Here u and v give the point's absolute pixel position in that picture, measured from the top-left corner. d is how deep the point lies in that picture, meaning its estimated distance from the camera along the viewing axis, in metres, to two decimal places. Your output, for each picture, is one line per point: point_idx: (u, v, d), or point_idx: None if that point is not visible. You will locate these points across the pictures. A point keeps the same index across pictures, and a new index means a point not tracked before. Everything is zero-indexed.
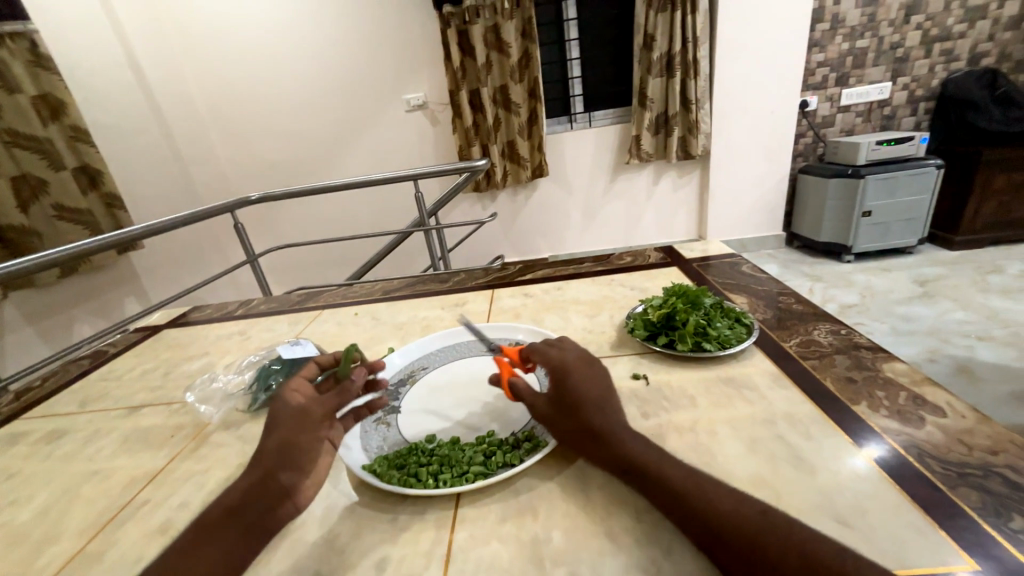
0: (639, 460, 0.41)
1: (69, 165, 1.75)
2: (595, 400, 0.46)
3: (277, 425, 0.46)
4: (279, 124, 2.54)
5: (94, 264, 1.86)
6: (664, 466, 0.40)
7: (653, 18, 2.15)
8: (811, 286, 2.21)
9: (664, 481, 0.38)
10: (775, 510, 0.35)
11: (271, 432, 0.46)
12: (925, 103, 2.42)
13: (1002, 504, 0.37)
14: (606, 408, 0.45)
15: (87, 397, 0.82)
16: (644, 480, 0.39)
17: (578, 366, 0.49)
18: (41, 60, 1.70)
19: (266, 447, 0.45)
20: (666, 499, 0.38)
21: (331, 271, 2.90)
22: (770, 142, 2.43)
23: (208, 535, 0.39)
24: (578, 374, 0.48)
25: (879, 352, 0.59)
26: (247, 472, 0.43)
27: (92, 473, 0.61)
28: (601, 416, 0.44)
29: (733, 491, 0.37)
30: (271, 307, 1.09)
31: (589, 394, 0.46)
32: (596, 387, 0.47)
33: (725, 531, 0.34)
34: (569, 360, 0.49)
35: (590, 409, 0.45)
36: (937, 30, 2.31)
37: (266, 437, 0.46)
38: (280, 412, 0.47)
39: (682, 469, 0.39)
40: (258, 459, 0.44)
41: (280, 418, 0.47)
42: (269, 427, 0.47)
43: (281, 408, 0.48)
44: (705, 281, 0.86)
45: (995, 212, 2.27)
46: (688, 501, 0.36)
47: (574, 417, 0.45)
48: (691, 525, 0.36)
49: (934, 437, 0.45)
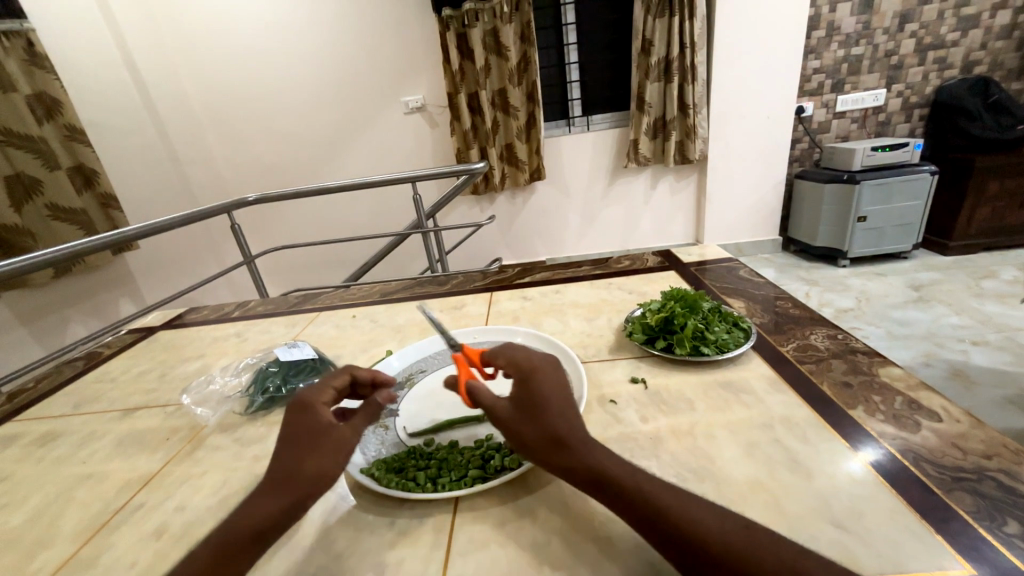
0: (613, 475, 0.39)
1: (64, 165, 1.75)
2: (563, 407, 0.42)
3: (311, 449, 0.41)
4: (277, 125, 2.53)
5: (89, 264, 1.85)
6: (641, 481, 0.38)
7: (651, 24, 2.17)
8: (807, 291, 2.23)
9: (642, 499, 0.37)
10: (758, 525, 0.35)
11: (304, 455, 0.41)
12: (919, 110, 2.45)
13: (997, 508, 0.37)
14: (572, 418, 0.42)
15: (81, 399, 0.81)
16: (619, 496, 0.38)
17: (546, 366, 0.45)
18: (36, 59, 1.70)
19: (300, 470, 0.40)
20: (643, 514, 0.36)
21: (328, 273, 2.89)
22: (766, 147, 2.45)
23: (230, 552, 0.37)
24: (545, 376, 0.44)
25: (875, 357, 0.59)
26: (271, 494, 0.39)
27: (87, 476, 0.60)
28: (568, 425, 0.41)
29: (714, 507, 0.36)
30: (268, 309, 1.08)
31: (557, 399, 0.42)
32: (564, 393, 0.43)
33: (712, 552, 0.33)
34: (537, 361, 0.45)
35: (559, 416, 0.42)
36: (931, 38, 2.34)
37: (297, 458, 0.41)
38: (315, 432, 0.42)
39: (658, 483, 0.38)
40: (287, 482, 0.40)
41: (315, 440, 0.42)
42: (298, 448, 0.41)
43: (314, 428, 0.43)
44: (703, 285, 0.86)
45: (989, 218, 2.30)
46: (669, 520, 0.35)
47: (540, 424, 0.41)
48: (672, 546, 0.34)
49: (929, 441, 0.45)
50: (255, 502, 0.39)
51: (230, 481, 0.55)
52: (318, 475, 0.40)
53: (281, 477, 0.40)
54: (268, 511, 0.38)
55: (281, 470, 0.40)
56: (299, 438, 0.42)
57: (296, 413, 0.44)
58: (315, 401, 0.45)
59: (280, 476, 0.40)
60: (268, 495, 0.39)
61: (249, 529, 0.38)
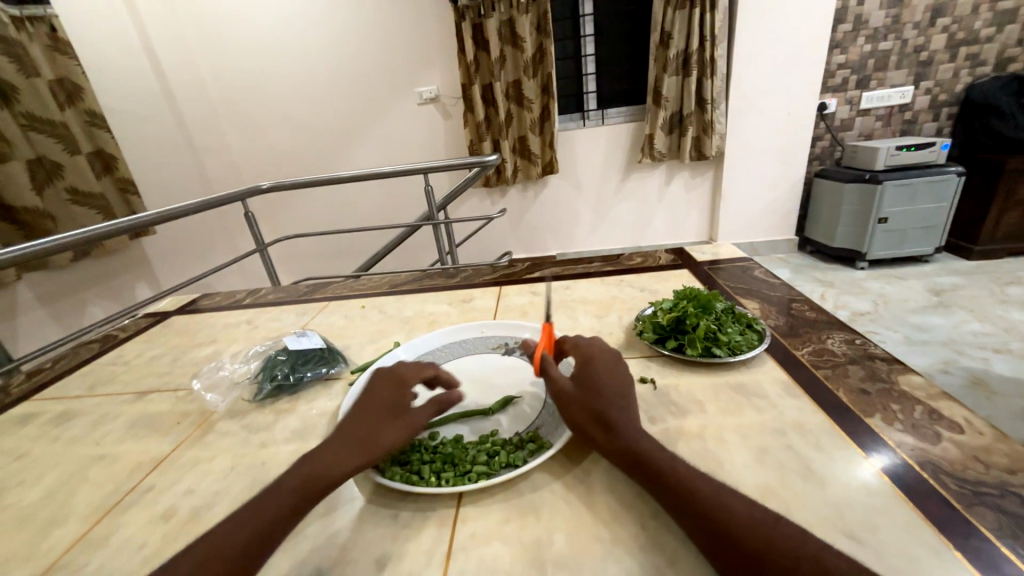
0: (651, 457, 0.40)
1: (84, 150, 1.77)
2: (612, 389, 0.46)
3: (392, 422, 0.47)
4: (291, 114, 2.54)
5: (107, 248, 1.89)
6: (677, 466, 0.39)
7: (671, 16, 2.12)
8: (823, 292, 2.18)
9: (676, 482, 0.38)
10: (787, 519, 0.34)
11: (385, 426, 0.47)
12: (948, 108, 2.37)
13: (1020, 525, 0.36)
14: (622, 403, 0.45)
15: (96, 381, 0.83)
16: (654, 478, 0.39)
17: (606, 358, 0.50)
18: (59, 45, 1.72)
19: (377, 437, 0.46)
20: (673, 496, 0.37)
21: (339, 263, 2.91)
22: (785, 145, 2.39)
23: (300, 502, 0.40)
24: (601, 364, 0.49)
25: (894, 364, 0.57)
26: (344, 450, 0.44)
27: (100, 457, 0.61)
28: (616, 405, 0.45)
29: (745, 498, 0.36)
30: (279, 297, 1.09)
31: (605, 382, 0.47)
32: (619, 379, 0.48)
33: (736, 536, 0.33)
34: (601, 353, 0.50)
35: (606, 395, 0.45)
36: (963, 33, 2.25)
37: (378, 426, 0.47)
38: (399, 408, 0.49)
39: (690, 470, 0.39)
40: (362, 443, 0.45)
41: (396, 415, 0.48)
42: (382, 417, 0.48)
43: (399, 403, 0.49)
44: (716, 285, 0.84)
45: (1017, 222, 2.22)
46: (698, 505, 0.36)
47: (592, 402, 0.45)
48: (699, 528, 0.35)
49: (949, 453, 0.44)
50: (328, 454, 0.44)
51: (237, 467, 0.55)
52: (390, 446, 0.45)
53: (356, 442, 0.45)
54: (340, 466, 0.43)
55: (361, 432, 0.46)
56: (384, 409, 0.48)
57: (389, 385, 0.51)
58: (407, 379, 0.52)
59: (358, 437, 0.46)
60: (340, 450, 0.44)
61: (312, 482, 0.41)
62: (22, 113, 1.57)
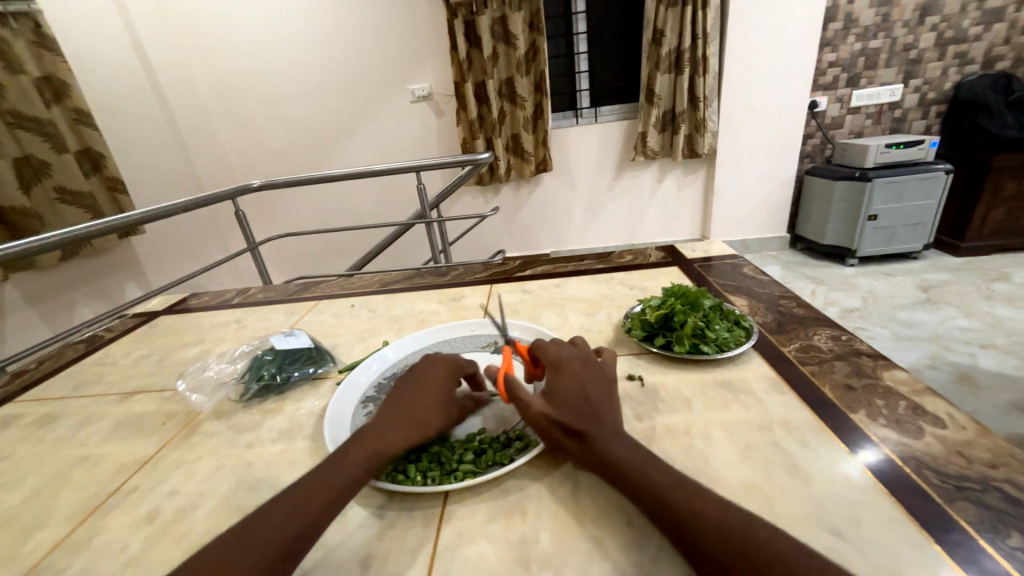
0: (628, 467, 0.40)
1: (71, 148, 1.74)
2: (580, 400, 0.45)
3: (447, 403, 0.51)
4: (282, 112, 2.52)
5: (96, 247, 1.86)
6: (652, 470, 0.39)
7: (663, 13, 2.12)
8: (813, 289, 2.20)
9: (652, 491, 0.38)
10: (761, 520, 0.35)
11: (442, 406, 0.50)
12: (937, 106, 2.39)
13: (1000, 519, 0.36)
14: (597, 411, 0.44)
15: (81, 382, 0.82)
16: (631, 487, 0.39)
17: (574, 364, 0.48)
18: (45, 41, 1.69)
19: (434, 416, 0.49)
20: (648, 502, 0.37)
21: (332, 261, 2.89)
22: (777, 143, 2.40)
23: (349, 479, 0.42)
24: (569, 374, 0.47)
25: (879, 360, 0.58)
26: (401, 428, 0.47)
27: (84, 458, 0.60)
28: (587, 417, 0.43)
29: (720, 501, 0.36)
30: (269, 296, 1.08)
31: (573, 394, 0.45)
32: (588, 386, 0.46)
33: (711, 545, 0.33)
34: (568, 362, 0.48)
35: (575, 409, 0.44)
36: (952, 31, 2.27)
37: (434, 405, 0.50)
38: (450, 392, 0.52)
39: (666, 473, 0.39)
40: (420, 422, 0.48)
41: (450, 398, 0.51)
42: (437, 397, 0.50)
43: (450, 387, 0.52)
44: (706, 282, 0.84)
45: (1004, 219, 2.25)
46: (671, 510, 0.36)
47: (566, 417, 0.44)
48: (674, 534, 0.35)
49: (933, 449, 0.44)
50: (389, 431, 0.46)
51: (223, 468, 0.55)
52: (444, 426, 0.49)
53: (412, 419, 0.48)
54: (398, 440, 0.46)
55: (418, 410, 0.49)
56: (438, 389, 0.51)
57: (437, 367, 0.54)
58: (455, 364, 0.55)
59: (416, 415, 0.48)
60: (397, 429, 0.46)
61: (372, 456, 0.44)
62: (6, 110, 1.55)
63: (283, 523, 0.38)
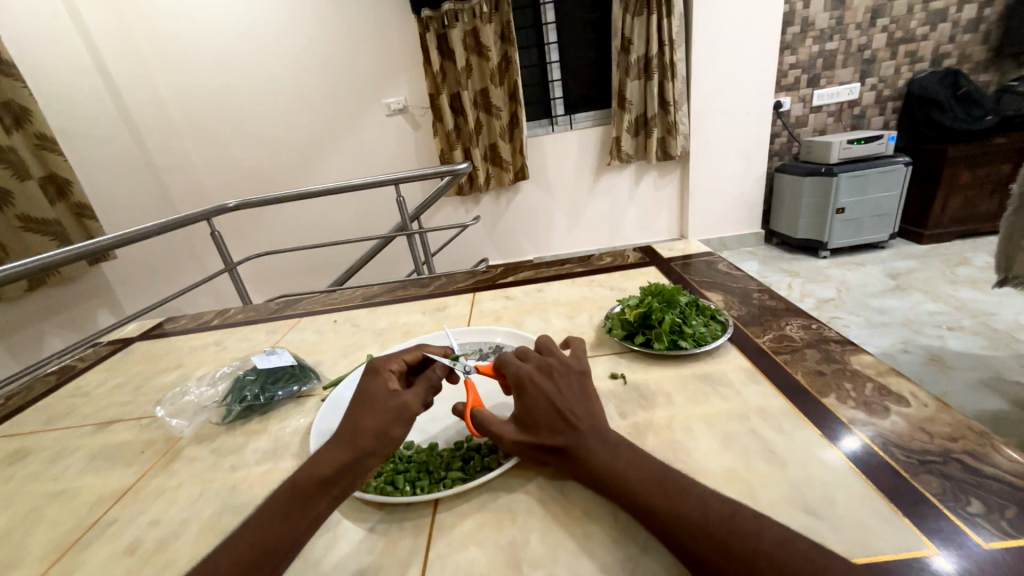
0: (608, 472, 0.41)
1: (34, 175, 1.69)
2: (552, 416, 0.45)
3: (378, 407, 0.46)
4: (255, 130, 2.50)
5: (66, 275, 1.81)
6: (634, 475, 0.40)
7: (630, 22, 2.18)
8: (790, 282, 2.26)
9: (635, 496, 0.38)
10: (744, 512, 0.35)
11: (370, 412, 0.46)
12: (893, 103, 2.51)
13: (962, 489, 0.38)
14: (571, 423, 0.44)
15: (54, 414, 0.79)
16: (616, 494, 0.40)
17: (535, 376, 0.47)
18: (2, 66, 1.64)
19: (364, 426, 0.45)
20: (635, 507, 0.38)
21: (313, 278, 2.86)
22: (746, 143, 2.49)
23: (300, 495, 0.41)
24: (534, 391, 0.46)
25: (847, 345, 0.60)
26: (335, 448, 0.44)
27: (59, 493, 0.58)
28: (564, 432, 0.44)
29: (701, 496, 0.37)
30: (249, 316, 1.07)
31: (542, 415, 0.45)
32: (556, 398, 0.45)
33: (694, 546, 0.34)
34: (529, 376, 0.47)
35: (549, 429, 0.44)
36: (902, 32, 2.39)
37: (363, 415, 0.46)
38: (383, 395, 0.47)
39: (649, 474, 0.40)
40: (351, 438, 0.44)
41: (382, 400, 0.47)
42: (366, 406, 0.46)
43: (383, 392, 0.48)
44: (682, 280, 0.87)
45: (961, 207, 2.36)
46: (656, 511, 0.37)
47: (543, 437, 0.44)
48: (664, 533, 0.36)
49: (898, 427, 0.46)
50: (321, 455, 0.44)
51: (206, 494, 0.54)
52: (379, 433, 0.44)
53: (345, 439, 0.44)
54: (330, 462, 0.43)
55: (349, 426, 0.45)
56: (370, 400, 0.47)
57: (369, 377, 0.50)
58: (388, 366, 0.51)
59: (347, 432, 0.45)
60: (331, 451, 0.44)
61: (307, 482, 0.42)
62: None
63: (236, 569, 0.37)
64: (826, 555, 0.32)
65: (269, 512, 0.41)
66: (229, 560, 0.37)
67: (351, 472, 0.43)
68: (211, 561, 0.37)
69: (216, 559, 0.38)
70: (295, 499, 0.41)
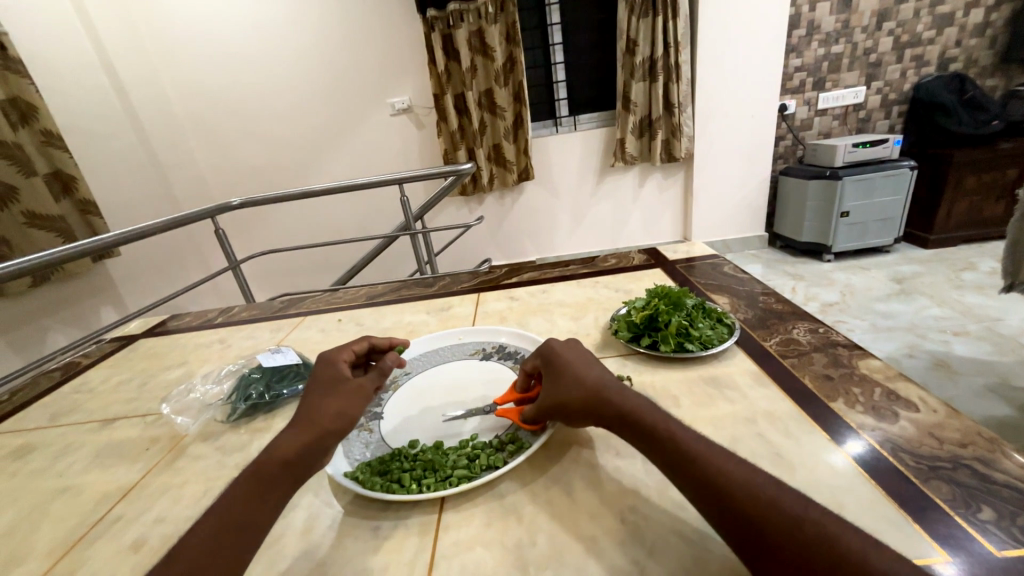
0: (641, 415, 0.43)
1: (40, 171, 1.70)
2: (577, 363, 0.51)
3: (336, 391, 0.50)
4: (258, 129, 2.50)
5: (71, 271, 1.82)
6: (677, 432, 0.41)
7: (635, 23, 2.18)
8: (794, 286, 2.25)
9: (673, 441, 0.40)
10: (790, 487, 0.36)
11: (330, 396, 0.49)
12: (898, 106, 2.50)
13: (972, 496, 0.38)
14: (597, 372, 0.49)
15: (58, 411, 0.79)
16: (649, 439, 0.41)
17: (560, 342, 0.55)
18: (10, 64, 1.65)
19: (324, 409, 0.48)
20: (673, 460, 0.39)
21: (317, 277, 2.87)
22: (751, 145, 2.48)
23: (266, 477, 0.42)
24: (566, 354, 0.52)
25: (855, 350, 0.60)
26: (296, 431, 0.46)
27: (64, 489, 0.58)
28: (590, 374, 0.49)
29: (743, 462, 0.38)
30: (253, 314, 1.07)
31: (569, 362, 0.51)
32: (578, 355, 0.52)
33: (736, 504, 0.34)
34: (555, 342, 0.54)
35: (575, 370, 0.50)
36: (908, 36, 2.38)
37: (322, 400, 0.49)
38: (340, 380, 0.51)
39: (693, 436, 0.40)
40: (312, 419, 0.47)
41: (338, 385, 0.50)
42: (322, 393, 0.50)
43: (338, 378, 0.51)
44: (688, 282, 0.86)
45: (967, 212, 2.35)
46: (696, 467, 0.37)
47: (570, 379, 0.49)
48: (700, 490, 0.36)
49: (907, 432, 0.46)
50: (283, 438, 0.45)
51: (211, 492, 0.53)
52: (340, 412, 0.48)
53: (303, 422, 0.47)
54: (293, 445, 0.44)
55: (310, 410, 0.48)
56: (325, 386, 0.50)
57: (322, 366, 0.53)
58: (337, 357, 0.55)
59: (307, 415, 0.47)
60: (291, 435, 0.45)
61: (273, 464, 0.43)
62: None
63: (211, 551, 0.37)
64: (867, 534, 0.32)
65: (239, 496, 0.41)
66: (200, 543, 0.37)
67: (314, 454, 0.45)
68: (181, 550, 0.37)
69: (188, 543, 0.37)
70: (264, 481, 0.42)
